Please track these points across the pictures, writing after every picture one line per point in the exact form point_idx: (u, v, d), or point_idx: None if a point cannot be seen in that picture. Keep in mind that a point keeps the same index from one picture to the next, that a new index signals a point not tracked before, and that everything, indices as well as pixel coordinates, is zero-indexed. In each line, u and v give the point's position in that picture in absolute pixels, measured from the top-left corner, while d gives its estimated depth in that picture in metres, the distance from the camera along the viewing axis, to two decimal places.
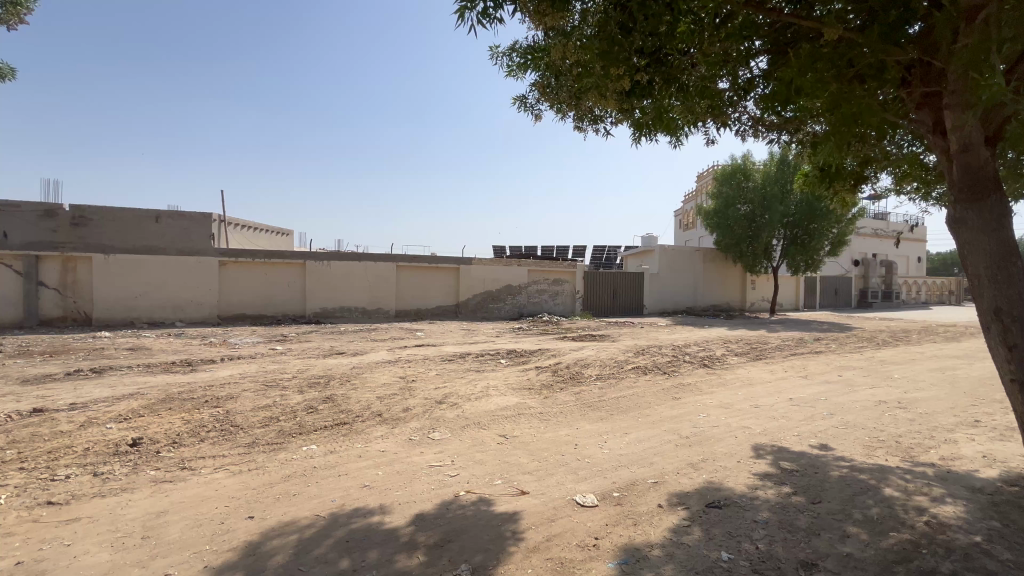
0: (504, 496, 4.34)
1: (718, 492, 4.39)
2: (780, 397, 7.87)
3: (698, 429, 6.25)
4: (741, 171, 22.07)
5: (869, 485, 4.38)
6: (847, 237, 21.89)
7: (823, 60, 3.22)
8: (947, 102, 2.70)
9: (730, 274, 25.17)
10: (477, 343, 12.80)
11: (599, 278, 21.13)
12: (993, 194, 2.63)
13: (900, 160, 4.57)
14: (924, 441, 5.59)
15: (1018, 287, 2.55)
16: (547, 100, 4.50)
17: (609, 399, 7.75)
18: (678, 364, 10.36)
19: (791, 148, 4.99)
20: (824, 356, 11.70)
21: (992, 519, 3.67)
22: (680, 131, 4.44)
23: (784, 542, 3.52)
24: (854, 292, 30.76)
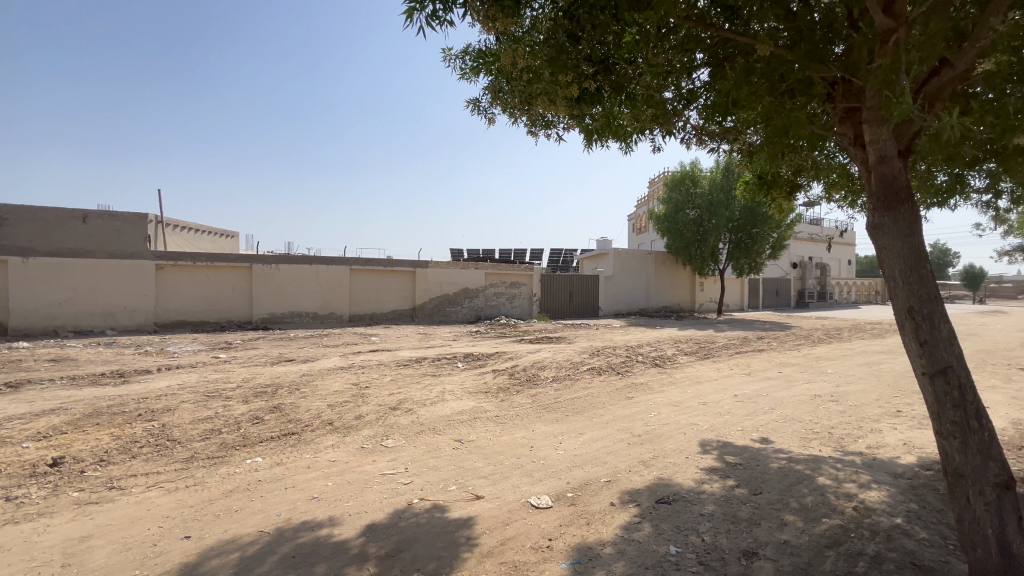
0: (459, 501, 4.30)
1: (667, 488, 4.53)
2: (725, 394, 8.24)
3: (650, 427, 6.44)
4: (689, 178, 23.01)
5: (804, 475, 4.65)
6: (786, 241, 23.24)
7: (756, 74, 3.48)
8: (865, 117, 2.79)
9: (680, 276, 26.15)
10: (434, 347, 12.65)
11: (555, 280, 21.39)
12: (908, 203, 2.66)
13: (831, 168, 4.94)
14: (853, 431, 6.00)
15: (929, 289, 2.53)
16: (500, 105, 4.48)
17: (564, 401, 7.85)
18: (631, 365, 10.63)
19: (733, 158, 5.24)
20: (765, 354, 12.36)
21: (910, 502, 3.99)
22: (629, 139, 4.55)
23: (727, 533, 3.68)
24: (793, 293, 32.71)
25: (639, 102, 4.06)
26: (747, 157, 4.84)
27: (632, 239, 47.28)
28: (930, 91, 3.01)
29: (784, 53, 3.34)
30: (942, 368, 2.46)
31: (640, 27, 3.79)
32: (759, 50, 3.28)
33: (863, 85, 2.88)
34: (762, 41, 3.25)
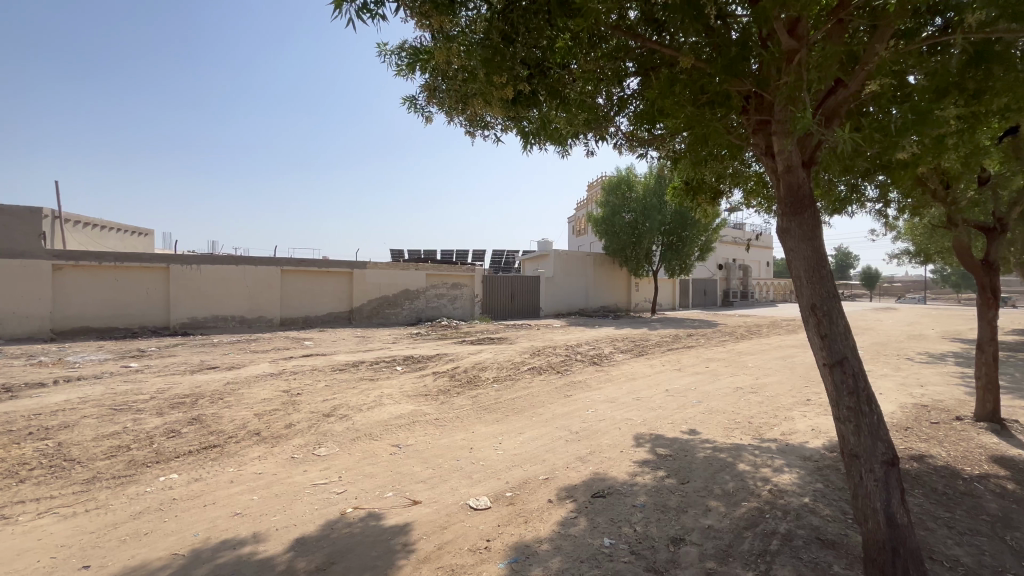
0: (395, 508, 4.19)
1: (602, 482, 4.66)
2: (658, 389, 8.63)
3: (587, 424, 6.62)
4: (625, 182, 23.92)
5: (727, 462, 4.97)
6: (713, 244, 24.74)
7: (679, 84, 3.72)
8: (776, 128, 3.00)
9: (618, 277, 27.13)
10: (372, 350, 12.27)
11: (497, 281, 21.44)
12: (811, 209, 2.91)
13: (749, 177, 5.34)
14: (770, 420, 6.50)
15: (827, 286, 2.79)
16: (437, 103, 4.41)
17: (505, 401, 7.89)
18: (570, 363, 10.88)
19: (662, 165, 5.53)
20: (694, 350, 13.08)
21: (816, 482, 4.37)
22: (564, 142, 4.64)
23: (657, 522, 3.85)
24: (719, 293, 34.93)
25: (572, 106, 4.15)
26: (675, 165, 5.12)
27: (572, 240, 48.37)
28: (828, 109, 3.29)
29: (702, 66, 3.57)
30: (839, 359, 2.71)
31: (572, 34, 3.89)
32: (681, 62, 3.49)
33: (772, 100, 3.12)
34: (683, 54, 3.47)
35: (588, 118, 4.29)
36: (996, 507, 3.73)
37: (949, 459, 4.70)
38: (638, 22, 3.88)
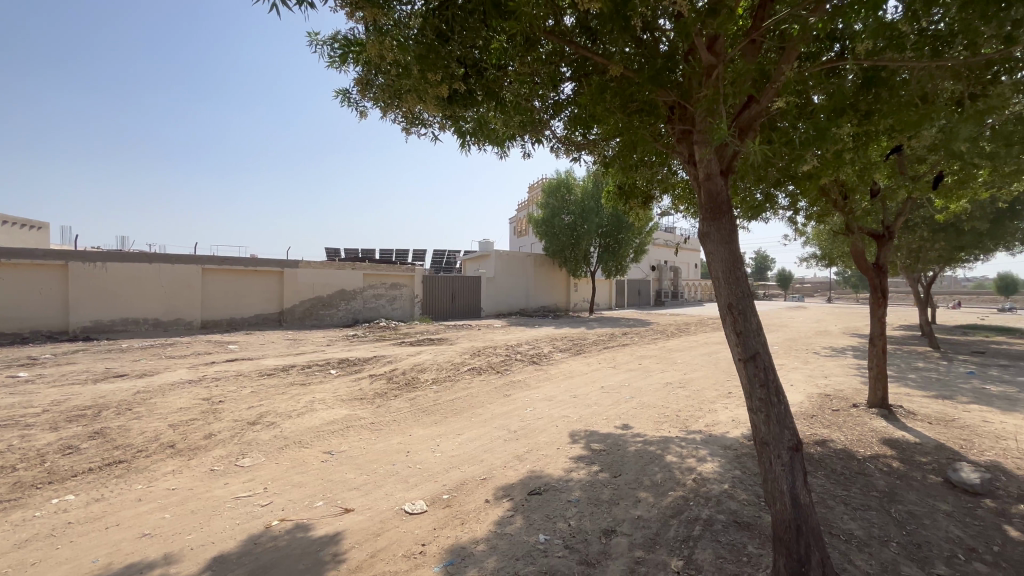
0: (326, 517, 4.01)
1: (539, 480, 4.73)
2: (594, 386, 8.91)
3: (525, 422, 6.70)
4: (564, 185, 24.48)
5: (656, 454, 5.22)
6: (647, 246, 25.89)
7: (609, 91, 3.86)
8: (697, 138, 3.18)
9: (557, 278, 27.71)
10: (304, 353, 11.70)
11: (438, 281, 21.17)
12: (729, 214, 3.11)
13: (677, 184, 5.65)
14: (695, 412, 6.91)
15: (742, 287, 3.00)
16: (371, 98, 4.27)
17: (444, 402, 7.81)
18: (510, 363, 10.96)
19: (597, 170, 5.72)
20: (628, 348, 13.62)
21: (735, 469, 4.69)
22: (502, 143, 4.67)
23: (590, 516, 3.96)
24: (652, 293, 36.65)
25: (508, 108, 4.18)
26: (609, 170, 5.31)
27: (513, 240, 48.76)
28: (744, 122, 3.50)
29: (630, 75, 3.74)
30: (752, 354, 2.93)
31: (507, 37, 3.93)
32: (610, 71, 3.63)
33: (693, 111, 3.31)
34: (613, 63, 3.61)
35: (525, 120, 4.35)
36: (883, 484, 4.19)
37: (847, 442, 5.22)
38: (572, 29, 3.99)
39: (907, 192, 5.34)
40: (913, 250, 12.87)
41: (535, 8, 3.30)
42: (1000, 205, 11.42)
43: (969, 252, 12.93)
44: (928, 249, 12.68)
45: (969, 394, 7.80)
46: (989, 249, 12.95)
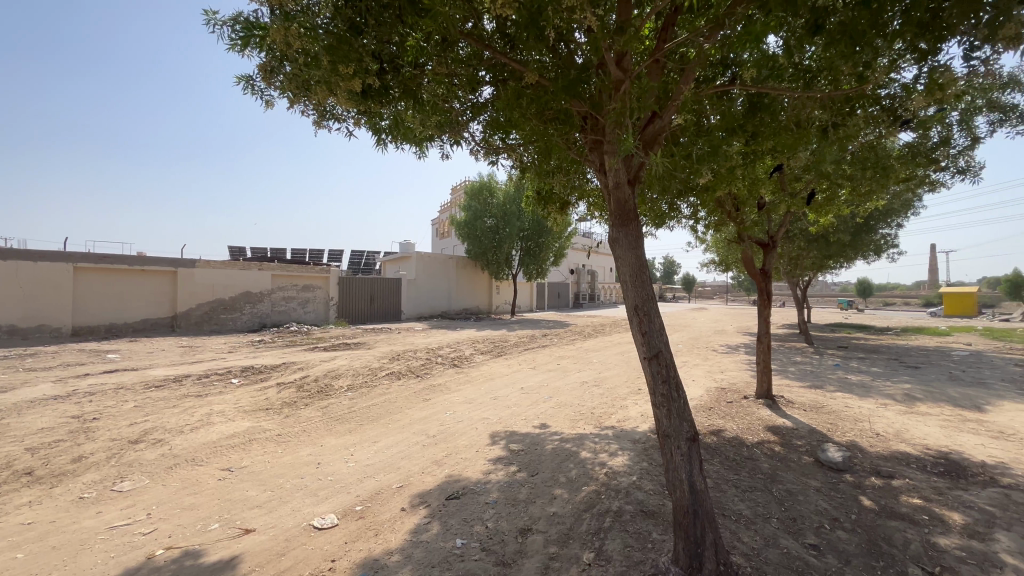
0: (221, 541, 3.66)
1: (457, 483, 4.69)
2: (514, 387, 9.02)
3: (444, 426, 6.62)
4: (487, 188, 24.59)
5: (572, 451, 5.40)
6: (566, 250, 26.79)
7: (525, 98, 3.94)
8: (607, 147, 3.33)
9: (479, 280, 27.79)
10: (201, 361, 10.63)
11: (355, 283, 20.27)
12: (636, 222, 3.30)
13: (592, 192, 5.92)
14: (609, 409, 7.25)
15: (646, 290, 3.18)
16: (277, 87, 3.99)
17: (359, 410, 7.48)
18: (431, 367, 10.78)
19: (517, 175, 5.83)
20: (548, 349, 13.97)
21: (642, 461, 4.97)
22: (421, 143, 4.60)
23: (507, 516, 4.00)
24: (570, 295, 38.02)
25: (426, 107, 4.12)
26: (527, 175, 5.44)
27: (435, 242, 48.11)
28: (650, 135, 3.71)
29: (546, 84, 3.84)
30: (655, 352, 3.13)
31: (424, 35, 3.87)
32: (526, 78, 3.71)
33: (604, 122, 3.47)
34: (528, 70, 3.68)
35: (444, 120, 4.30)
36: (767, 466, 4.67)
37: (738, 431, 5.76)
38: (491, 34, 4.03)
39: (786, 206, 6.04)
40: (793, 258, 14.56)
41: (451, 8, 3.28)
42: (859, 220, 13.28)
43: (836, 260, 14.90)
44: (804, 258, 14.41)
45: (835, 383, 8.95)
46: (850, 258, 15.01)
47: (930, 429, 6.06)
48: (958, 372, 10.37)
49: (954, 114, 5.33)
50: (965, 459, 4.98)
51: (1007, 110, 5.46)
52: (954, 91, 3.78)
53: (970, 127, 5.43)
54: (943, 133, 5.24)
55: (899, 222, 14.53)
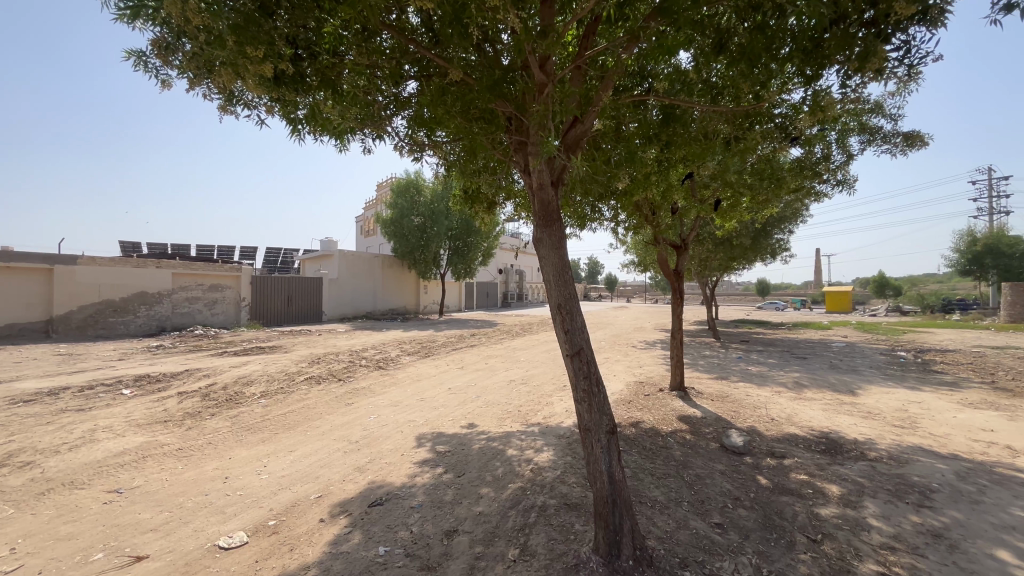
0: (107, 572, 3.26)
1: (380, 490, 4.54)
2: (441, 388, 8.92)
3: (367, 431, 6.38)
4: (414, 185, 24.10)
5: (499, 450, 5.43)
6: (494, 250, 26.95)
7: (450, 95, 3.90)
8: (531, 149, 3.39)
9: (406, 280, 27.16)
10: (85, 371, 9.39)
11: (270, 282, 18.93)
12: (559, 222, 3.38)
13: (518, 192, 6.01)
14: (535, 406, 7.39)
15: (569, 289, 3.27)
16: (176, 65, 3.62)
17: (273, 418, 6.99)
18: (354, 370, 10.33)
19: (443, 173, 5.78)
20: (476, 349, 13.96)
21: (566, 455, 5.11)
22: (340, 136, 4.40)
23: (433, 519, 3.94)
24: (499, 295, 38.31)
25: (346, 98, 3.93)
26: (453, 173, 5.40)
27: (359, 240, 46.24)
28: (572, 139, 3.81)
29: (470, 82, 3.83)
30: (577, 349, 3.22)
31: (342, 22, 3.69)
32: (451, 74, 3.66)
33: (528, 124, 3.51)
34: (452, 67, 3.65)
35: (367, 113, 4.14)
36: (679, 454, 5.00)
37: (654, 422, 6.11)
38: (416, 28, 3.94)
39: (696, 211, 6.49)
40: (702, 260, 15.73)
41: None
42: (757, 225, 14.64)
43: (738, 262, 16.30)
44: (712, 260, 15.64)
45: (738, 374, 9.80)
46: (750, 260, 16.51)
47: (814, 412, 6.82)
48: (837, 361, 11.78)
49: (833, 134, 6.04)
50: (841, 437, 5.66)
51: (873, 132, 6.28)
52: (833, 113, 4.28)
53: (846, 146, 6.18)
54: (824, 151, 5.92)
55: (790, 229, 16.23)
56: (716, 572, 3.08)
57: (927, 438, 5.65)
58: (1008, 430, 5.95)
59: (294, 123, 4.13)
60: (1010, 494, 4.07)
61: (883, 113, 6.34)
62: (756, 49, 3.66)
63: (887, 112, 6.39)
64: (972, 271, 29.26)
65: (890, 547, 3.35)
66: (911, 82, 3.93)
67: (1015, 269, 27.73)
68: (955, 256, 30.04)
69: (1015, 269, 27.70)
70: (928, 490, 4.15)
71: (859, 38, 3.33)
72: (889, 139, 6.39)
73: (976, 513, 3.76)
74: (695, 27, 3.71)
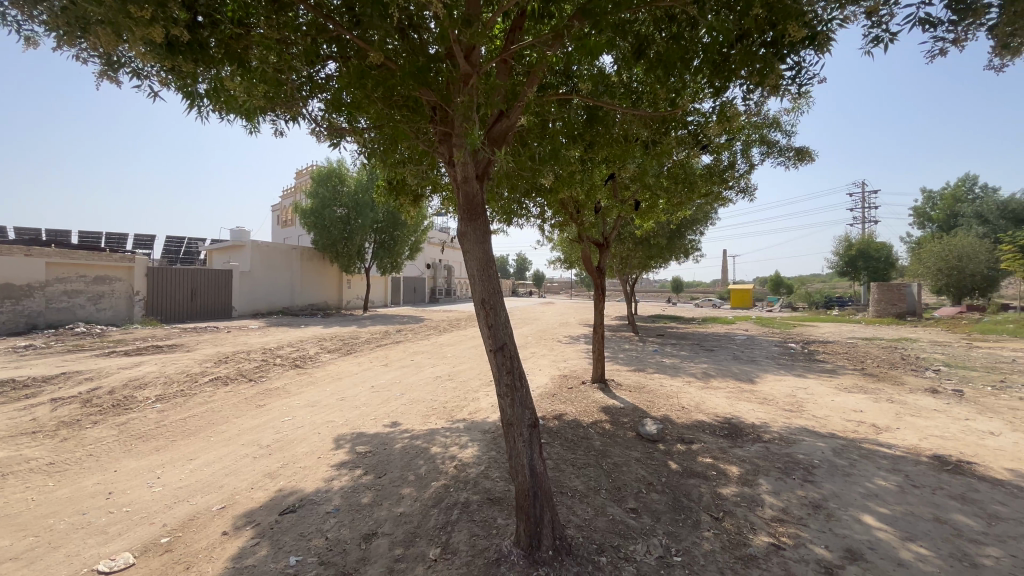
0: None
1: (291, 496, 4.26)
2: (363, 386, 8.58)
3: (281, 434, 5.98)
4: (336, 175, 23.00)
5: (422, 448, 5.31)
6: (422, 245, 26.41)
7: (370, 79, 3.69)
8: (455, 140, 3.32)
9: (328, 275, 25.85)
10: None
11: (170, 274, 17.13)
12: (483, 216, 3.34)
13: (445, 185, 5.92)
14: (461, 403, 7.33)
15: (493, 284, 3.25)
16: (43, 20, 3.13)
17: (170, 424, 6.32)
18: (266, 369, 9.63)
19: (365, 162, 5.55)
20: (401, 345, 13.62)
21: (490, 450, 5.11)
22: (247, 114, 4.05)
23: (350, 524, 3.77)
24: (426, 290, 37.63)
25: (254, 74, 3.62)
26: (375, 163, 5.20)
27: (275, 231, 43.25)
28: (497, 134, 3.78)
29: (393, 67, 3.67)
30: (501, 345, 3.20)
31: None
32: (371, 57, 3.47)
33: (452, 115, 3.44)
34: (372, 50, 3.47)
35: (278, 93, 3.83)
36: (598, 444, 5.19)
37: (576, 414, 6.30)
38: (336, 6, 3.72)
39: (618, 211, 6.76)
40: (623, 258, 16.52)
41: None
42: (673, 226, 15.63)
43: (656, 261, 17.32)
44: (632, 258, 16.46)
45: (653, 366, 10.40)
46: (666, 259, 17.59)
47: (719, 400, 7.41)
48: (738, 353, 12.89)
49: (739, 144, 6.56)
50: (741, 422, 6.21)
51: (772, 145, 6.91)
52: (737, 124, 4.65)
53: (749, 156, 6.74)
54: (730, 159, 6.42)
55: (701, 231, 17.48)
56: (630, 555, 3.23)
57: (811, 420, 6.35)
58: (873, 410, 6.85)
59: (193, 96, 3.74)
60: (873, 466, 4.68)
61: (780, 128, 7.00)
62: (671, 58, 3.88)
63: (783, 127, 7.07)
64: (848, 272, 33.38)
65: (780, 520, 3.70)
66: (801, 101, 4.36)
67: (881, 270, 32.02)
68: (835, 258, 34.04)
69: (881, 270, 31.97)
70: (811, 467, 4.65)
71: (760, 56, 3.62)
72: (784, 152, 7.07)
73: (849, 484, 4.28)
74: (616, 32, 3.84)
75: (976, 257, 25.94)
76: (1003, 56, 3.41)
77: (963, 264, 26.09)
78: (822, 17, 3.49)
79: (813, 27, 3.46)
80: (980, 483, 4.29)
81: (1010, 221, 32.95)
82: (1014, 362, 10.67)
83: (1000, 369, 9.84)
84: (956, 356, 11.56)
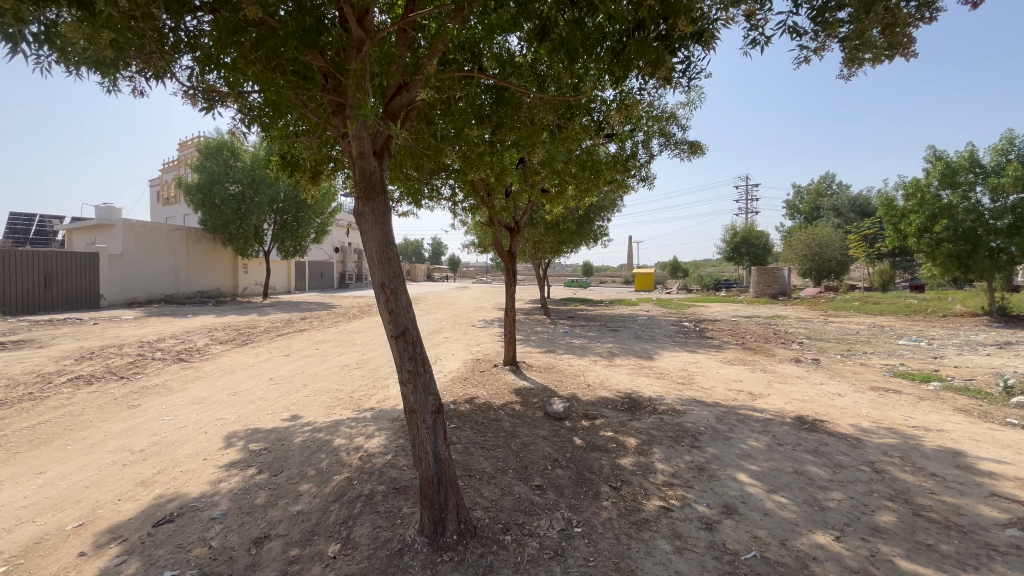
0: None
1: (170, 505, 3.81)
2: (260, 379, 7.93)
3: (159, 436, 5.33)
4: (227, 148, 20.83)
5: (325, 441, 5.02)
6: (329, 227, 24.83)
7: (247, 37, 3.30)
8: (348, 111, 3.09)
9: (220, 258, 23.44)
10: None
11: (12, 257, 14.56)
12: (382, 195, 3.15)
13: (346, 162, 5.59)
14: (368, 392, 7.03)
15: (392, 266, 3.10)
16: None
17: (12, 433, 5.34)
18: (143, 365, 8.50)
19: (253, 134, 5.03)
20: (304, 334, 12.77)
21: (398, 438, 4.97)
22: (95, 62, 3.41)
23: (238, 528, 3.46)
24: (334, 275, 35.68)
25: (101, 19, 3.04)
26: (265, 135, 4.73)
27: (155, 208, 38.31)
28: (394, 108, 3.58)
29: (274, 26, 3.34)
30: (402, 330, 3.08)
31: None
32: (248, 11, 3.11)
33: (345, 84, 3.20)
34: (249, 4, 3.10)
35: (134, 43, 3.26)
36: (507, 425, 5.26)
37: (486, 397, 6.34)
38: None
39: (529, 194, 6.77)
40: (535, 242, 16.96)
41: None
42: (581, 211, 16.24)
43: (566, 245, 17.93)
44: (543, 241, 16.89)
45: (563, 347, 10.79)
46: (576, 245, 18.27)
47: (621, 377, 7.87)
48: (640, 332, 13.82)
49: (641, 136, 6.90)
50: (640, 396, 6.65)
51: (669, 138, 7.35)
52: (635, 112, 4.85)
53: (649, 148, 7.12)
54: (633, 149, 6.72)
55: (608, 217, 18.36)
56: (534, 530, 3.32)
57: (699, 391, 6.99)
58: (750, 380, 7.69)
59: (14, 39, 3.03)
60: (748, 429, 5.26)
61: (677, 122, 7.46)
62: (574, 43, 3.89)
63: (679, 121, 7.56)
64: (733, 258, 37.18)
65: (670, 484, 4.02)
66: (690, 95, 4.63)
67: (759, 256, 36.06)
68: (723, 246, 37.70)
69: (759, 255, 36.06)
70: (697, 433, 5.12)
71: (654, 48, 3.78)
72: (679, 145, 7.56)
73: (728, 447, 4.77)
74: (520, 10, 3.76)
75: (832, 246, 30.16)
76: (850, 68, 3.84)
77: (823, 251, 30.25)
78: (709, 16, 3.69)
79: (702, 23, 3.63)
80: (830, 438, 5.00)
81: (858, 214, 38.64)
82: (857, 333, 12.60)
83: (846, 340, 11.57)
84: (814, 330, 13.37)
